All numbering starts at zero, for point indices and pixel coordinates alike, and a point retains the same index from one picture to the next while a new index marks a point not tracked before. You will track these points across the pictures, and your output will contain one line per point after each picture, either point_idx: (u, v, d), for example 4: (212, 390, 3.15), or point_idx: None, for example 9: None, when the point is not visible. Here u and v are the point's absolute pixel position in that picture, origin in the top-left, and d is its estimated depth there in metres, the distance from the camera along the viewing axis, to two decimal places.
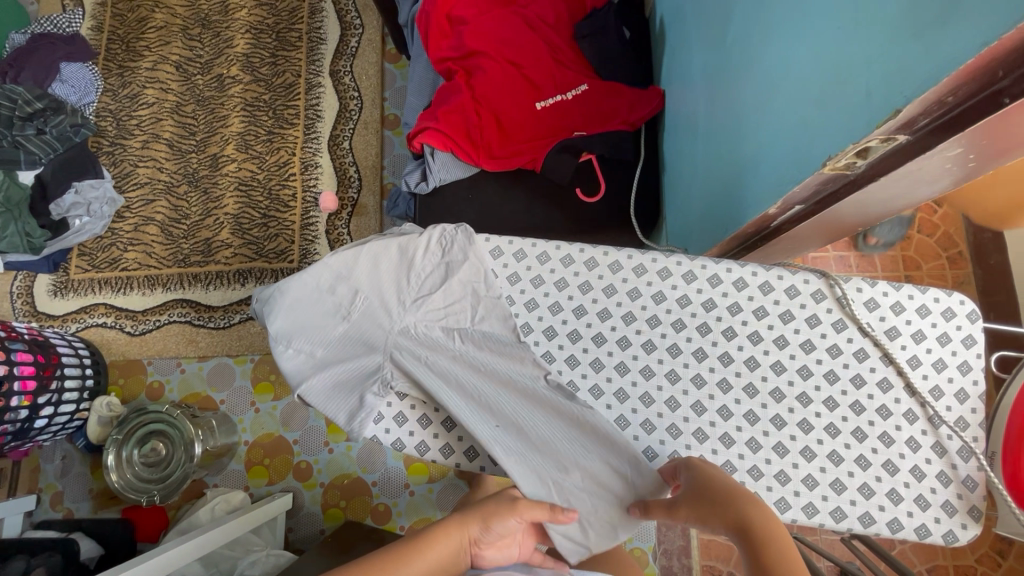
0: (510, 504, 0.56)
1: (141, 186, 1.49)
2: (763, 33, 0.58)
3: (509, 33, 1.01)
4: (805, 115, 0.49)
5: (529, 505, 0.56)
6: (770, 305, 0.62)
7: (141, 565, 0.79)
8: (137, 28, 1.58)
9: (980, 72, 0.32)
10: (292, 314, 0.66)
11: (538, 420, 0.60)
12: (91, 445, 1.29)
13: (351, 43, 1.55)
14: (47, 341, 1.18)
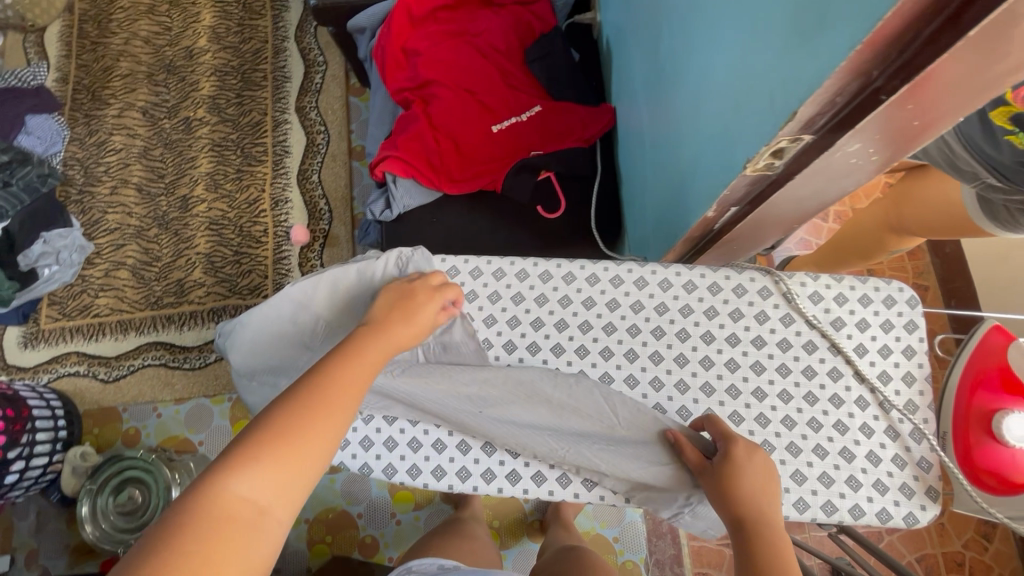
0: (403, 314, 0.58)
1: (111, 232, 1.49)
2: (688, 50, 0.61)
3: (462, 62, 1.05)
4: (726, 123, 0.52)
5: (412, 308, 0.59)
6: (720, 305, 0.64)
7: None
8: (102, 76, 1.61)
9: (855, 73, 0.35)
10: (253, 347, 0.68)
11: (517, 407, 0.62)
12: (66, 498, 1.25)
13: (316, 79, 1.59)
14: (16, 395, 1.17)
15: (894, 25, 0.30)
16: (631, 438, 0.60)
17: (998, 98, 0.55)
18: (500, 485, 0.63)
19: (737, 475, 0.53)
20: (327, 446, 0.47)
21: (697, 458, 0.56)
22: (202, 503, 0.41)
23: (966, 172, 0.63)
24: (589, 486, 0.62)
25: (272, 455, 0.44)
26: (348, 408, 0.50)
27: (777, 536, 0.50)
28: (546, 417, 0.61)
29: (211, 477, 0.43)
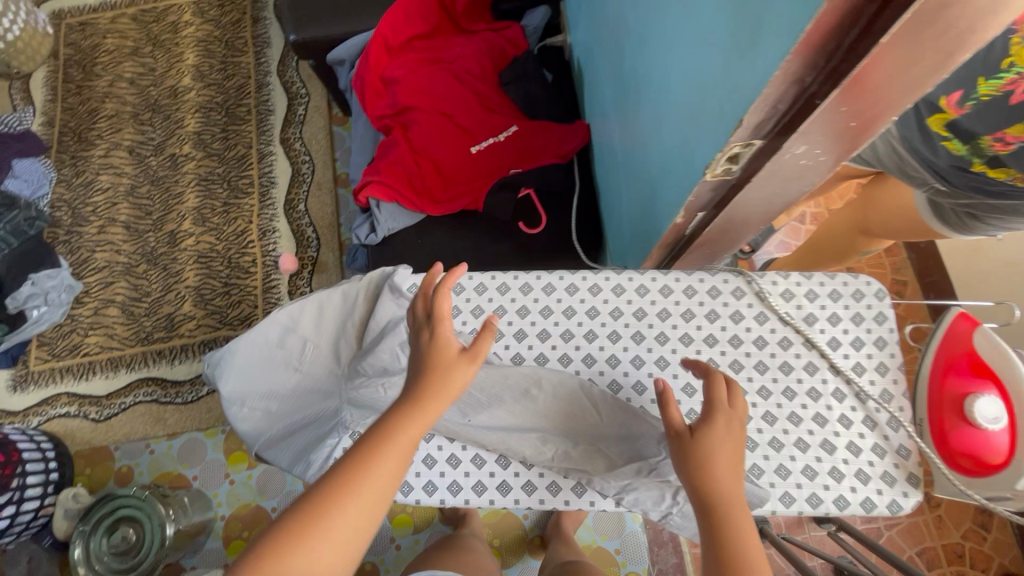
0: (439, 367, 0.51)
1: (100, 270, 1.50)
2: (649, 66, 0.64)
3: (439, 87, 1.09)
4: (686, 133, 0.55)
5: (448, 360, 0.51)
6: (695, 307, 0.66)
7: None
8: (88, 118, 1.63)
9: (792, 81, 0.37)
10: (242, 374, 0.68)
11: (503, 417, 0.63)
12: (59, 542, 1.23)
13: (299, 111, 1.62)
14: (4, 438, 1.16)
15: (816, 39, 0.33)
16: (616, 440, 0.61)
17: (933, 105, 0.56)
18: (491, 496, 0.63)
19: (706, 449, 0.51)
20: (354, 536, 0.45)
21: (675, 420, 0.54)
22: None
23: (916, 178, 0.70)
24: (580, 492, 0.62)
25: (297, 566, 0.43)
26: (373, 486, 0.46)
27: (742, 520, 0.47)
28: (534, 425, 0.62)
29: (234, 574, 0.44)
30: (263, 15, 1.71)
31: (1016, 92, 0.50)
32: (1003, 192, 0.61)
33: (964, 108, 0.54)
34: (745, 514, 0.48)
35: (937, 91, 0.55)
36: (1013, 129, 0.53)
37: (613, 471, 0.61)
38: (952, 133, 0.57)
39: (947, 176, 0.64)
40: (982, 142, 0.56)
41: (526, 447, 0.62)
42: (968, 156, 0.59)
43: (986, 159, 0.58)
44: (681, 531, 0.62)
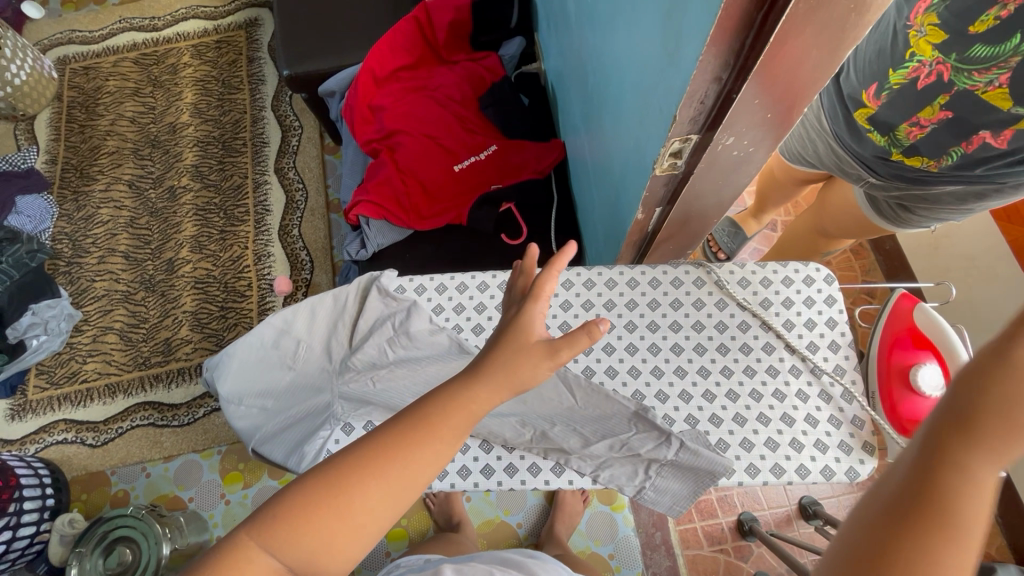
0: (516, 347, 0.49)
1: (99, 298, 1.55)
2: (607, 81, 0.71)
3: (423, 113, 1.17)
4: (638, 136, 0.62)
5: (502, 357, 0.49)
6: (661, 297, 0.72)
7: None
8: (90, 155, 1.71)
9: (710, 79, 0.44)
10: (238, 374, 0.73)
11: None
12: (54, 569, 1.24)
13: (292, 142, 1.71)
14: (2, 464, 1.18)
15: (721, 46, 0.40)
16: (591, 420, 0.66)
17: (857, 100, 0.68)
18: (476, 479, 0.66)
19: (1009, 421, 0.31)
20: (373, 517, 0.44)
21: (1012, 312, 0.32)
22: (225, 551, 0.42)
23: (851, 174, 0.78)
24: (558, 472, 0.66)
25: (310, 533, 0.43)
26: (407, 469, 0.45)
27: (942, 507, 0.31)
28: (513, 407, 0.67)
29: (246, 524, 0.44)
30: (257, 54, 1.82)
31: (923, 76, 0.60)
32: (921, 180, 0.70)
33: (879, 100, 0.65)
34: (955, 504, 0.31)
35: (859, 87, 0.67)
36: (923, 113, 0.62)
37: (588, 448, 0.66)
38: (873, 125, 0.68)
39: (874, 167, 0.74)
40: (899, 132, 0.66)
41: (510, 429, 0.66)
42: (888, 146, 0.69)
43: (903, 148, 0.68)
44: (656, 507, 0.67)
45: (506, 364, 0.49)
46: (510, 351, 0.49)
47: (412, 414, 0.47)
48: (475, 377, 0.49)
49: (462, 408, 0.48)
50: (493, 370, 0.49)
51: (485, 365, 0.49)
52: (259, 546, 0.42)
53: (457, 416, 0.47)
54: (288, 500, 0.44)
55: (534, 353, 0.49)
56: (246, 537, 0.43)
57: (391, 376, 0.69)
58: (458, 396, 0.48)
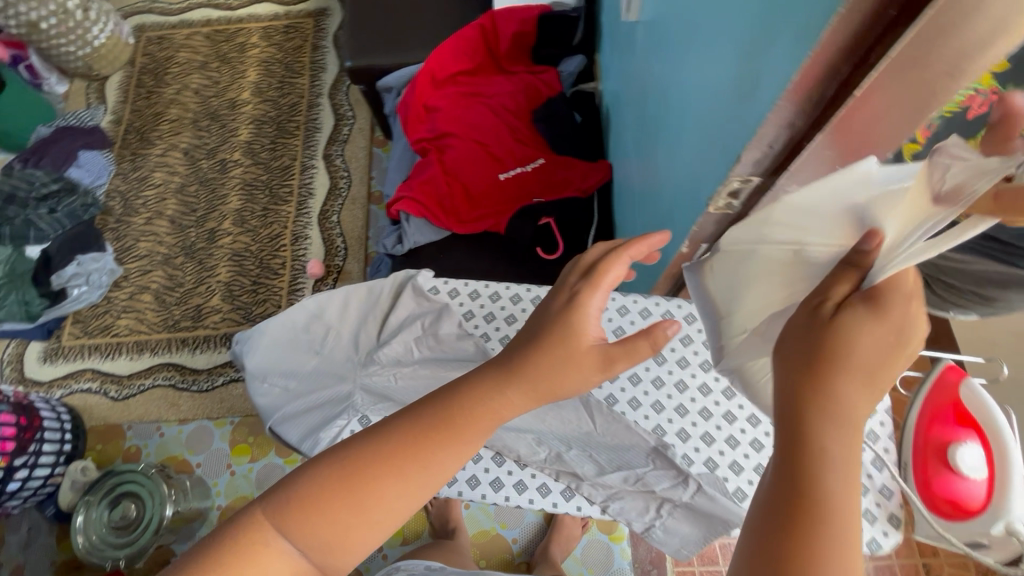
0: (565, 355, 0.49)
1: (141, 258, 1.60)
2: (668, 109, 0.71)
3: (476, 118, 1.18)
4: (695, 169, 0.61)
5: (545, 362, 0.49)
6: (694, 334, 0.70)
7: None
8: (152, 120, 1.78)
9: (784, 124, 0.43)
10: (267, 351, 0.74)
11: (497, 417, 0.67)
12: (61, 513, 1.28)
13: (343, 131, 1.74)
14: (30, 404, 1.23)
15: (800, 93, 0.39)
16: (607, 448, 0.66)
17: None
18: (484, 491, 0.65)
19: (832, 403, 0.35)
20: (390, 511, 0.45)
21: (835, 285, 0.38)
22: (242, 531, 0.43)
23: None
24: (568, 496, 0.65)
25: (325, 521, 0.44)
26: (426, 467, 0.46)
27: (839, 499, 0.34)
28: (531, 423, 0.67)
29: (261, 504, 0.45)
30: (322, 43, 1.87)
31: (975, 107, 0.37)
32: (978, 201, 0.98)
33: None
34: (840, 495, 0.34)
35: None
36: None
37: (602, 477, 0.65)
38: None
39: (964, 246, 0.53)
40: None
41: (524, 446, 0.66)
42: None
43: None
44: (662, 547, 0.66)
45: (546, 374, 0.49)
46: (550, 359, 0.49)
47: (436, 413, 0.48)
48: (508, 383, 0.49)
49: (489, 414, 0.48)
50: (531, 380, 0.49)
51: (521, 371, 0.49)
52: (275, 530, 0.44)
53: (483, 420, 0.48)
54: (307, 486, 0.45)
55: (586, 361, 0.49)
56: (264, 519, 0.44)
57: (414, 374, 0.70)
58: (490, 400, 0.48)
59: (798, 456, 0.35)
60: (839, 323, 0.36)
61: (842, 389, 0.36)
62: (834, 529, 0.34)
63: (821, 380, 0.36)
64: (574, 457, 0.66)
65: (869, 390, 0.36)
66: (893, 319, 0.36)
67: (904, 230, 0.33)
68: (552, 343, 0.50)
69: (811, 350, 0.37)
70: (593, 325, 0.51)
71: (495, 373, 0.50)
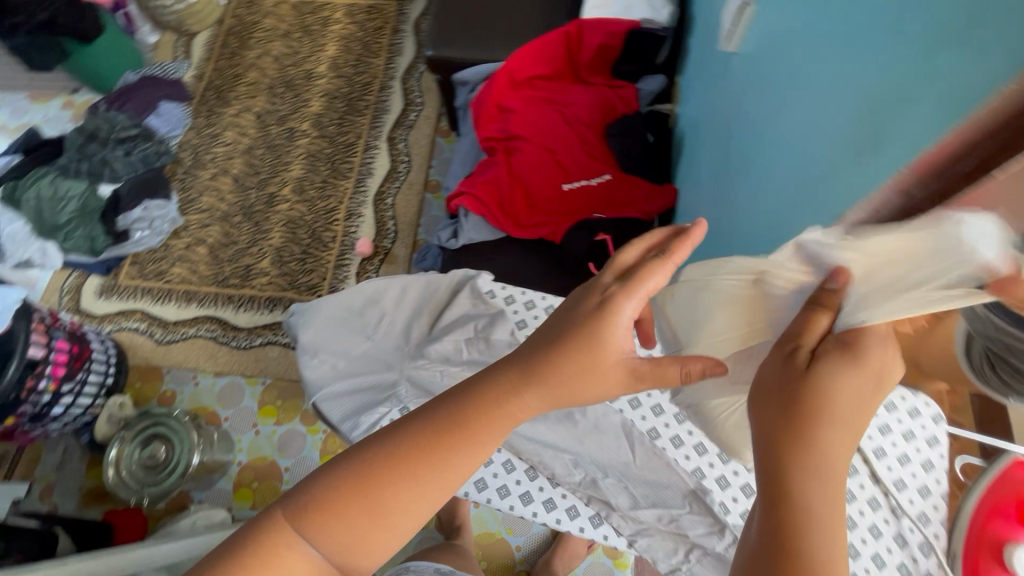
0: (587, 362, 0.46)
1: (202, 211, 1.66)
2: (758, 149, 0.70)
3: (548, 124, 1.18)
4: (784, 214, 0.61)
5: (566, 366, 0.47)
6: None
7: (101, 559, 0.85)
8: (231, 80, 1.84)
9: (901, 191, 0.41)
10: (319, 327, 0.75)
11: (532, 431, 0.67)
12: (94, 442, 1.34)
13: (410, 116, 1.77)
14: (82, 335, 1.29)
15: (931, 163, 0.37)
16: (644, 483, 0.65)
17: None
18: (512, 502, 0.66)
19: (810, 442, 0.39)
20: (407, 514, 0.48)
21: (808, 332, 0.43)
22: (265, 536, 0.47)
23: None
24: (596, 523, 0.65)
25: (343, 525, 0.47)
26: (441, 470, 0.48)
27: (822, 531, 0.38)
28: (567, 444, 0.67)
29: (281, 508, 0.48)
30: (402, 28, 1.90)
31: None
32: None
33: None
34: (823, 528, 0.38)
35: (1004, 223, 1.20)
36: None
37: (634, 511, 0.65)
38: None
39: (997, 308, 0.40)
40: None
41: (560, 465, 0.67)
42: None
43: None
44: None
45: (568, 383, 0.47)
46: (571, 364, 0.47)
47: (448, 417, 0.49)
48: (523, 389, 0.48)
49: (504, 417, 0.48)
50: (549, 384, 0.47)
51: (538, 375, 0.47)
52: (296, 533, 0.47)
53: (499, 422, 0.48)
54: (325, 492, 0.48)
55: (626, 380, 0.47)
56: (286, 524, 0.48)
57: (460, 374, 0.70)
58: (504, 405, 0.48)
59: (783, 491, 0.39)
60: (815, 372, 0.40)
61: (824, 432, 0.39)
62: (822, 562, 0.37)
63: (803, 423, 0.40)
64: (607, 484, 0.65)
65: (846, 428, 0.40)
66: (870, 363, 0.40)
67: (895, 282, 0.39)
68: (572, 348, 0.47)
69: (791, 398, 0.41)
70: (621, 331, 0.47)
71: (513, 373, 0.49)
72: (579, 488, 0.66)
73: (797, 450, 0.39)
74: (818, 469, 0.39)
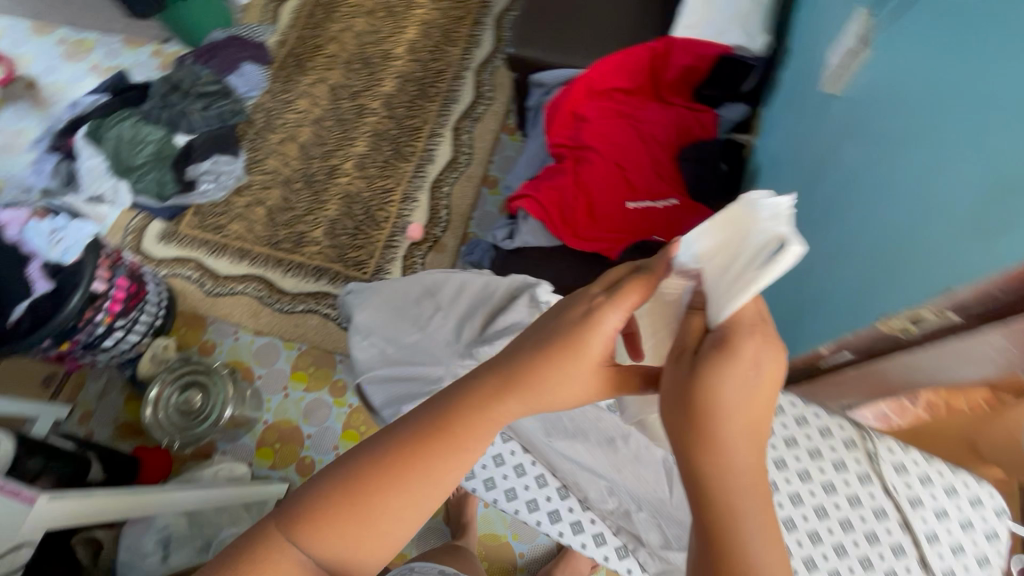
0: (564, 371, 0.49)
1: (266, 173, 1.70)
2: (851, 200, 0.68)
3: (621, 139, 1.16)
4: (873, 276, 0.60)
5: (545, 373, 0.49)
6: (804, 439, 0.78)
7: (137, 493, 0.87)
8: (311, 50, 1.88)
9: None
10: (374, 310, 0.76)
11: (571, 459, 0.80)
12: (135, 378, 1.40)
13: (478, 109, 1.77)
14: (140, 276, 1.33)
15: None
16: (673, 522, 0.76)
17: None
18: (540, 518, 0.78)
19: (716, 440, 0.45)
20: (397, 517, 0.51)
21: (692, 333, 0.49)
22: (261, 542, 0.51)
23: None
24: (619, 551, 0.77)
25: (336, 530, 0.50)
26: (428, 473, 0.51)
27: (740, 521, 0.45)
28: (606, 471, 0.79)
29: (275, 517, 0.52)
30: (483, 20, 1.90)
31: None
32: None
33: None
34: (742, 514, 0.45)
35: None
36: None
37: (661, 547, 0.76)
38: None
39: None
40: None
41: (595, 492, 0.79)
42: None
43: None
44: None
45: (551, 393, 0.50)
46: (548, 373, 0.49)
47: (432, 423, 0.52)
48: (503, 395, 0.51)
49: (487, 419, 0.51)
50: (529, 391, 0.50)
51: (517, 382, 0.50)
52: (289, 540, 0.50)
53: (481, 426, 0.51)
54: (316, 499, 0.51)
55: (625, 386, 0.50)
56: (279, 531, 0.51)
57: None
58: (485, 409, 0.51)
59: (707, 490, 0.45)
60: (701, 371, 0.45)
61: (727, 432, 0.45)
62: (741, 545, 0.45)
63: (711, 427, 0.45)
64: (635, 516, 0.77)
65: (747, 424, 0.45)
66: (743, 355, 0.45)
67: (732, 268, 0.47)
68: (548, 358, 0.49)
69: (681, 399, 0.46)
70: (600, 343, 0.49)
71: (492, 378, 0.51)
72: (605, 515, 0.78)
73: (711, 451, 0.45)
74: (729, 464, 0.45)
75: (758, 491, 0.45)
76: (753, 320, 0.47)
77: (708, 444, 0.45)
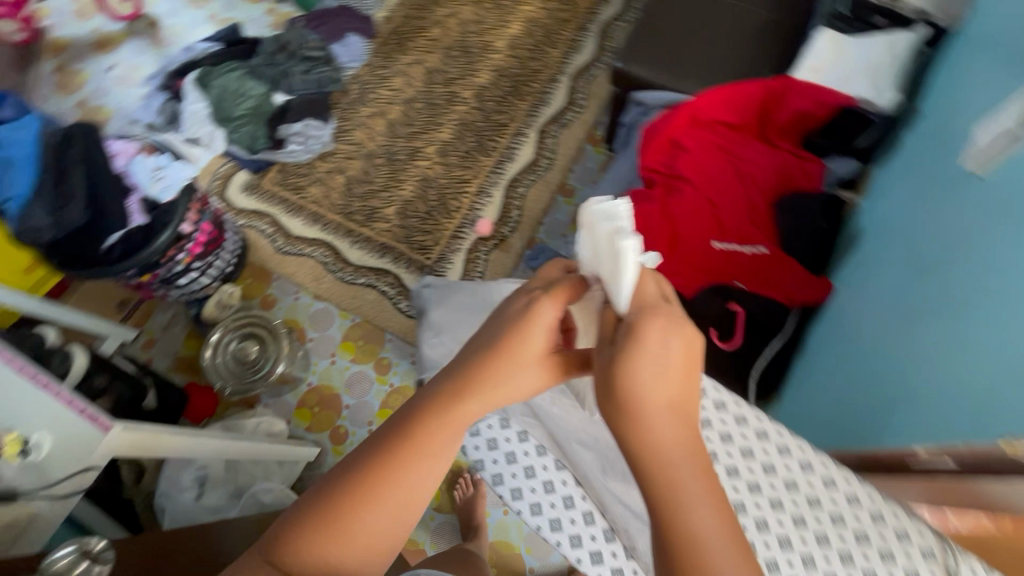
0: (511, 373, 0.51)
1: (351, 144, 1.74)
2: (985, 299, 0.64)
3: (718, 175, 1.12)
4: (1011, 389, 0.56)
5: (496, 377, 0.51)
6: (873, 534, 0.66)
7: (189, 436, 0.90)
8: (415, 30, 1.90)
9: None
10: (447, 310, 0.84)
11: (615, 503, 0.85)
12: (199, 318, 1.46)
13: (568, 115, 1.75)
14: (221, 224, 1.38)
15: None
16: None
17: None
18: (580, 556, 0.85)
19: (643, 428, 0.47)
20: (375, 534, 0.52)
21: (607, 324, 0.52)
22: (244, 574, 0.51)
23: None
24: None
25: (315, 555, 0.51)
26: (398, 486, 0.52)
27: (689, 517, 0.45)
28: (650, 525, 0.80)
29: (259, 552, 0.53)
30: (589, 27, 1.87)
31: None
32: None
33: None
34: (689, 509, 0.45)
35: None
36: None
37: None
38: None
39: None
40: None
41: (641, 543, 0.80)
42: None
43: None
44: None
45: (500, 391, 0.52)
46: (496, 377, 0.52)
47: (395, 437, 0.53)
48: (458, 401, 0.52)
49: (445, 426, 0.52)
50: (482, 393, 0.52)
51: (468, 386, 0.52)
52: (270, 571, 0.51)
53: (442, 434, 0.53)
54: (295, 528, 0.52)
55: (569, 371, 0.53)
56: (261, 563, 0.52)
57: None
58: (443, 416, 0.52)
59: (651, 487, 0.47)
60: (616, 360, 0.48)
61: (651, 419, 0.47)
62: (691, 538, 0.45)
63: (636, 416, 0.47)
64: None
65: (674, 410, 0.47)
66: (651, 336, 0.48)
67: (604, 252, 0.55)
68: (495, 366, 0.52)
69: (604, 387, 0.48)
70: (537, 341, 0.52)
71: (445, 385, 0.54)
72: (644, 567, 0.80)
73: (649, 445, 0.47)
74: (668, 456, 0.46)
75: (700, 476, 0.46)
76: (655, 304, 0.50)
77: (643, 438, 0.47)
